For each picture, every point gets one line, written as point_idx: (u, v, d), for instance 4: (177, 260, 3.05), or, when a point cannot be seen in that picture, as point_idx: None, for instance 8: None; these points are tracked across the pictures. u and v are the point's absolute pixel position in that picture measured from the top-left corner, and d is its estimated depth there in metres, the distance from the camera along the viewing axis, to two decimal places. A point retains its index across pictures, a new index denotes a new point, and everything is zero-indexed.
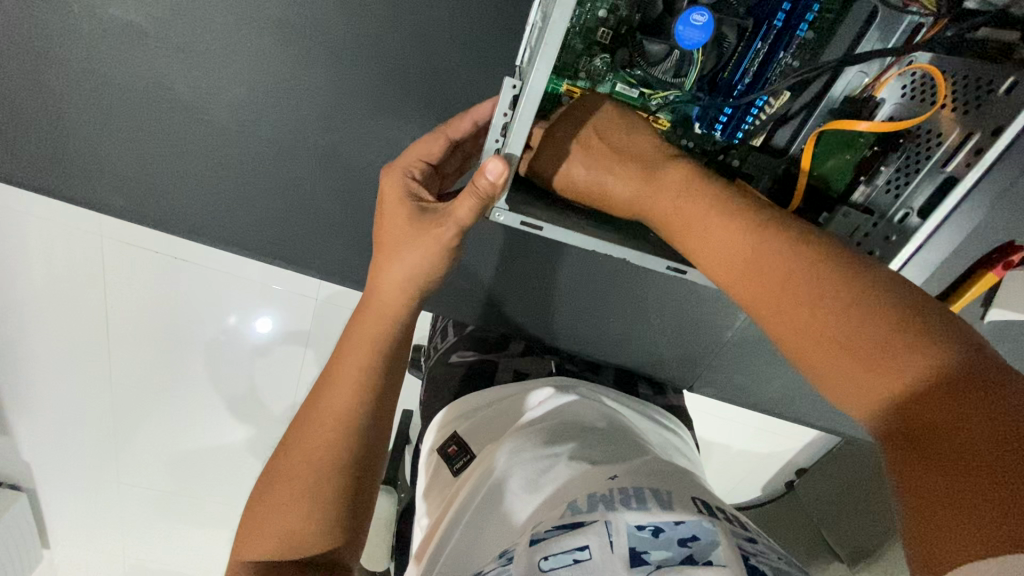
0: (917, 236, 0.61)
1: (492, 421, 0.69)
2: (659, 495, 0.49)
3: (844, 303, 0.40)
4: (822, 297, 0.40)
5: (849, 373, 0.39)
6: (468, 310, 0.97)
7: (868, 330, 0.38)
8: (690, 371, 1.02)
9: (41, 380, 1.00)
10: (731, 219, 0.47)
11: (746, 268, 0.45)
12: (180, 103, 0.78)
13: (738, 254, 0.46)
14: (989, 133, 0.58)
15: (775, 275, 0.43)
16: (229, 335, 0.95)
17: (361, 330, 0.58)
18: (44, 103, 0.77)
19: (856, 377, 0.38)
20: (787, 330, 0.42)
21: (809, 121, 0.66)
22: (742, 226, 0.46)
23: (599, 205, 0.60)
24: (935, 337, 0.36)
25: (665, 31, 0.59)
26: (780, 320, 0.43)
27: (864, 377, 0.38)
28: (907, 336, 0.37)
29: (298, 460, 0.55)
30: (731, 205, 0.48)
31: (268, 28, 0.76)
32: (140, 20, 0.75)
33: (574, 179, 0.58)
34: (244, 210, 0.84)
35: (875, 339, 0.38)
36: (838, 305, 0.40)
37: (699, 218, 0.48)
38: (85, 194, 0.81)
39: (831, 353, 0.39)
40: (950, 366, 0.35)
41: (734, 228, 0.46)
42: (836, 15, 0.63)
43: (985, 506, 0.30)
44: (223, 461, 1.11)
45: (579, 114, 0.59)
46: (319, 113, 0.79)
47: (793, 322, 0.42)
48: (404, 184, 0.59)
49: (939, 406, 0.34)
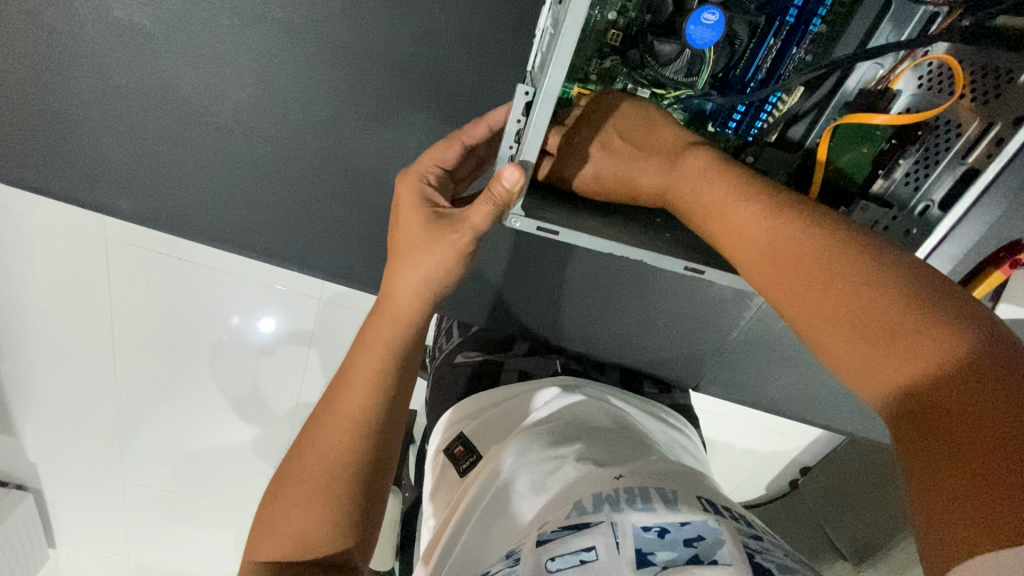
0: (938, 229, 0.62)
1: (499, 420, 0.69)
2: (663, 493, 0.49)
3: (861, 287, 0.40)
4: (839, 281, 0.41)
5: (863, 355, 0.39)
6: (473, 311, 0.97)
7: (885, 314, 0.39)
8: (696, 370, 1.02)
9: (47, 381, 1.00)
10: (747, 205, 0.47)
11: (765, 256, 0.46)
12: (183, 105, 0.78)
13: (754, 240, 0.46)
14: (1010, 123, 0.58)
15: (791, 260, 0.44)
16: (235, 335, 0.95)
17: (376, 330, 0.58)
18: (48, 106, 0.77)
19: (870, 359, 0.39)
20: (802, 313, 0.43)
21: (821, 118, 0.66)
22: (759, 211, 0.46)
23: (619, 197, 0.60)
24: (953, 319, 0.37)
25: (677, 31, 0.59)
26: (795, 304, 0.44)
27: (884, 363, 0.38)
28: (924, 319, 0.37)
29: (311, 464, 0.56)
30: (748, 191, 0.48)
31: (271, 30, 0.75)
32: (142, 22, 0.74)
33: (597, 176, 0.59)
34: (250, 213, 0.84)
35: (890, 323, 0.38)
36: (855, 289, 0.40)
37: (717, 205, 0.49)
38: (91, 197, 0.81)
39: (851, 340, 0.40)
40: (967, 349, 0.35)
41: (750, 214, 0.47)
42: (849, 7, 0.62)
43: (998, 490, 0.31)
44: (229, 461, 1.12)
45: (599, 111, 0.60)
46: (323, 114, 0.79)
47: (809, 306, 0.42)
48: (419, 190, 0.59)
49: (953, 391, 0.35)
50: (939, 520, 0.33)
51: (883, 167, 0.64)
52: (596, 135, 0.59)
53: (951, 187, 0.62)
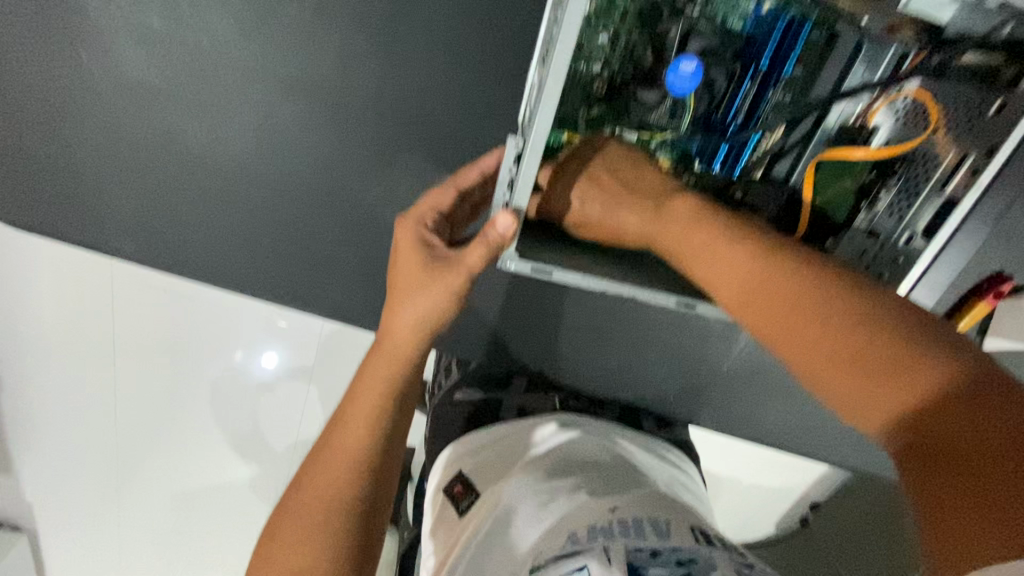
0: (920, 260, 0.66)
1: (499, 458, 0.68)
2: (657, 526, 0.49)
3: (856, 326, 0.41)
4: (835, 320, 0.42)
5: (859, 390, 0.40)
6: (471, 349, 0.98)
7: (879, 351, 0.40)
8: (698, 406, 1.01)
9: (45, 420, 1.01)
10: (740, 246, 0.49)
11: (754, 291, 0.47)
12: (187, 155, 0.81)
13: (746, 279, 0.48)
14: (983, 153, 0.62)
15: (783, 299, 0.45)
16: (235, 371, 0.97)
17: (372, 370, 0.59)
18: (61, 157, 0.81)
19: (866, 394, 0.40)
20: (795, 350, 0.44)
21: (802, 156, 0.71)
22: (749, 254, 0.48)
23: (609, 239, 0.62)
24: (942, 358, 0.38)
25: (658, 81, 0.66)
26: (789, 341, 0.44)
27: (877, 391, 0.39)
28: (916, 358, 0.39)
29: (308, 500, 0.55)
30: (738, 234, 0.50)
31: (272, 84, 0.77)
32: (155, 80, 0.78)
33: (587, 214, 0.61)
34: (250, 256, 0.86)
35: (887, 359, 0.39)
36: (850, 329, 0.41)
37: (705, 248, 0.51)
38: (99, 242, 0.84)
39: (842, 371, 0.41)
40: (958, 385, 0.37)
41: (742, 256, 0.49)
42: (821, 52, 0.67)
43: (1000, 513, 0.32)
44: (225, 501, 1.10)
45: (587, 155, 0.61)
46: (324, 161, 0.82)
47: (803, 344, 0.43)
48: (416, 232, 0.60)
49: (950, 422, 0.36)
50: (943, 543, 0.34)
51: (864, 198, 0.69)
52: (589, 169, 0.61)
53: (933, 217, 0.66)
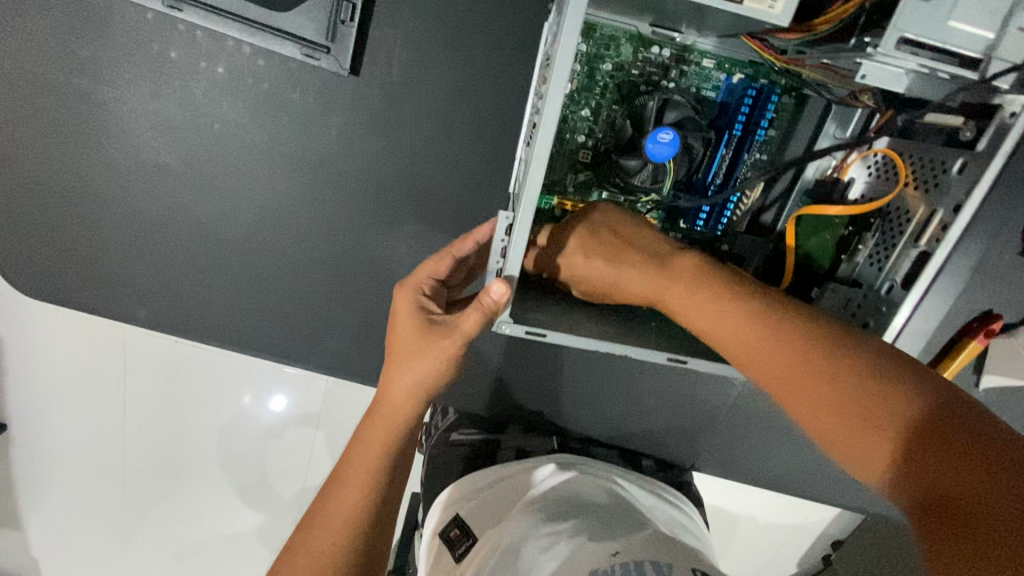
0: (902, 308, 0.63)
1: (497, 501, 0.69)
2: (659, 569, 0.50)
3: (848, 377, 0.44)
4: (829, 373, 0.45)
5: (857, 438, 0.43)
6: (472, 398, 0.99)
7: (871, 401, 0.43)
8: (697, 447, 1.02)
9: (52, 477, 1.03)
10: (735, 304, 0.52)
11: (752, 346, 0.50)
12: (196, 225, 0.86)
13: (743, 334, 0.50)
14: (951, 210, 0.61)
15: (780, 354, 0.48)
16: (241, 417, 0.98)
17: (372, 431, 0.61)
18: (77, 229, 0.86)
19: (865, 441, 0.42)
20: (797, 402, 0.47)
21: (787, 206, 0.76)
22: (744, 310, 0.51)
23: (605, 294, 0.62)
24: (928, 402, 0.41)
25: (638, 148, 0.67)
26: (790, 394, 0.47)
27: (873, 438, 0.42)
28: (906, 405, 0.42)
29: (306, 562, 0.57)
30: (733, 291, 0.52)
31: (279, 159, 0.82)
32: (171, 161, 0.82)
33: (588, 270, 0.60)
34: (258, 316, 0.90)
35: (879, 408, 0.42)
36: (844, 381, 0.44)
37: (702, 305, 0.53)
38: (120, 308, 0.90)
39: (844, 424, 0.44)
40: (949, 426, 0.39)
41: (738, 312, 0.51)
42: (793, 112, 0.73)
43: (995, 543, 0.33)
44: (229, 551, 1.11)
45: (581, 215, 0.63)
46: (328, 225, 0.86)
47: (804, 398, 0.46)
48: (415, 299, 0.63)
49: (942, 461, 0.38)
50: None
51: (845, 251, 0.72)
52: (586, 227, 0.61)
53: (911, 267, 0.64)
